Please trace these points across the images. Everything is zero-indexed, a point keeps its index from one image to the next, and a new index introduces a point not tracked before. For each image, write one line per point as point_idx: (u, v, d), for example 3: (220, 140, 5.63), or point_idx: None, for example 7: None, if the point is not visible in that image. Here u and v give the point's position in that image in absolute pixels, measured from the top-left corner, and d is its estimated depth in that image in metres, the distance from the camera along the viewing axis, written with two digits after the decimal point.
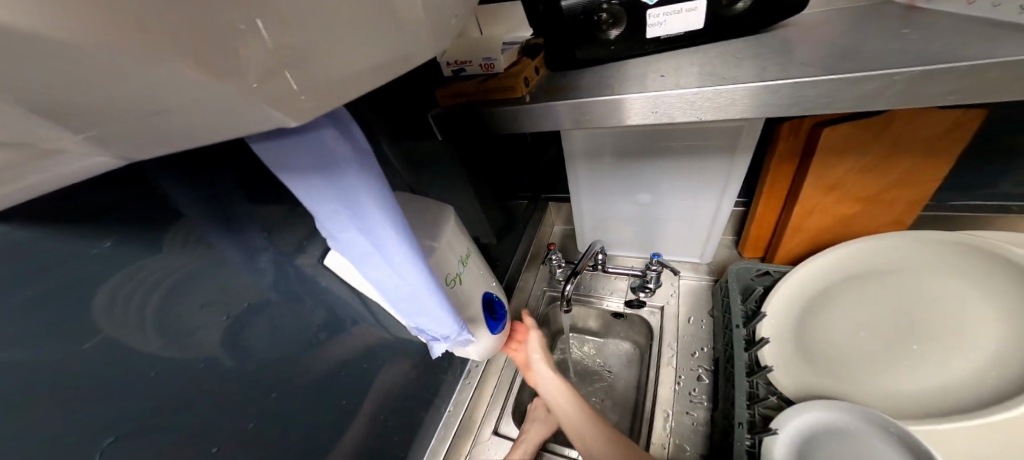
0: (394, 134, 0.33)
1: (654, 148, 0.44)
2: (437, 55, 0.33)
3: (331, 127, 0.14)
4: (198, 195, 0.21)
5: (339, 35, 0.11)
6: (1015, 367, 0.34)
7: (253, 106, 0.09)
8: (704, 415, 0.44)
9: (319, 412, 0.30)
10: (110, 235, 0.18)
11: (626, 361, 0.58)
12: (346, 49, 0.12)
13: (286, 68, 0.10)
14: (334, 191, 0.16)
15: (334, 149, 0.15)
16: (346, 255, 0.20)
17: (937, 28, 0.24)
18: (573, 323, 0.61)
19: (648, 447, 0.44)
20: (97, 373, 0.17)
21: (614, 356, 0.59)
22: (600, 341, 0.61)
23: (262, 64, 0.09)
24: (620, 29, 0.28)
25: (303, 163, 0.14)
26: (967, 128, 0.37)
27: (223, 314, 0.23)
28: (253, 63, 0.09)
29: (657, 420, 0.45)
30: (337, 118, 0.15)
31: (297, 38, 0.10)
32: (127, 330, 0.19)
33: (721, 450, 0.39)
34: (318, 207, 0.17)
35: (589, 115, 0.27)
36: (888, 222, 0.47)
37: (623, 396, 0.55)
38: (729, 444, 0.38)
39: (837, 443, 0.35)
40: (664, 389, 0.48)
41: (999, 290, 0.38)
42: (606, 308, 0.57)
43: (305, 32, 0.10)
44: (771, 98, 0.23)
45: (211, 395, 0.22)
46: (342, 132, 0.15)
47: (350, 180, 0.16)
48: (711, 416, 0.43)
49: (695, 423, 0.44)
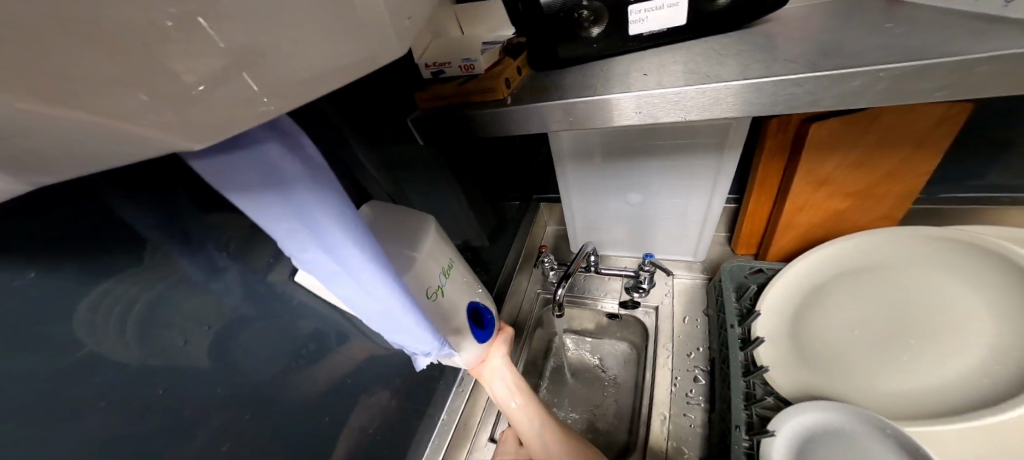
0: (375, 139, 0.33)
1: (644, 146, 0.43)
2: (415, 57, 0.33)
3: (276, 141, 0.14)
4: (175, 207, 0.20)
5: (302, 37, 0.11)
6: (1012, 366, 0.33)
7: (214, 108, 0.09)
8: (701, 417, 0.44)
9: (305, 429, 0.30)
10: (89, 250, 0.17)
11: (621, 362, 0.57)
12: (309, 50, 0.11)
13: (245, 70, 0.10)
14: (287, 208, 0.16)
15: (281, 164, 0.14)
16: (315, 274, 0.20)
17: (921, 21, 0.23)
18: (568, 325, 0.60)
19: (646, 451, 0.43)
20: (79, 388, 0.17)
21: (610, 357, 0.59)
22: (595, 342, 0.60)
23: (219, 68, 0.09)
24: (602, 26, 0.27)
25: (248, 181, 0.14)
26: (955, 122, 0.36)
27: (206, 325, 0.22)
28: (208, 66, 0.09)
29: (655, 423, 0.45)
30: (285, 134, 0.15)
31: (255, 38, 0.10)
32: (108, 344, 0.18)
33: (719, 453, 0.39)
34: (273, 226, 0.16)
35: (575, 116, 0.27)
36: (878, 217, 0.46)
37: (620, 398, 0.54)
38: (727, 447, 0.37)
39: (834, 444, 0.35)
40: (661, 390, 0.47)
41: (993, 287, 0.37)
42: (601, 310, 0.57)
43: (263, 31, 0.10)
44: (756, 97, 0.23)
45: (196, 407, 0.22)
46: (290, 148, 0.15)
47: (302, 197, 0.16)
48: (709, 418, 0.43)
49: (693, 425, 0.43)
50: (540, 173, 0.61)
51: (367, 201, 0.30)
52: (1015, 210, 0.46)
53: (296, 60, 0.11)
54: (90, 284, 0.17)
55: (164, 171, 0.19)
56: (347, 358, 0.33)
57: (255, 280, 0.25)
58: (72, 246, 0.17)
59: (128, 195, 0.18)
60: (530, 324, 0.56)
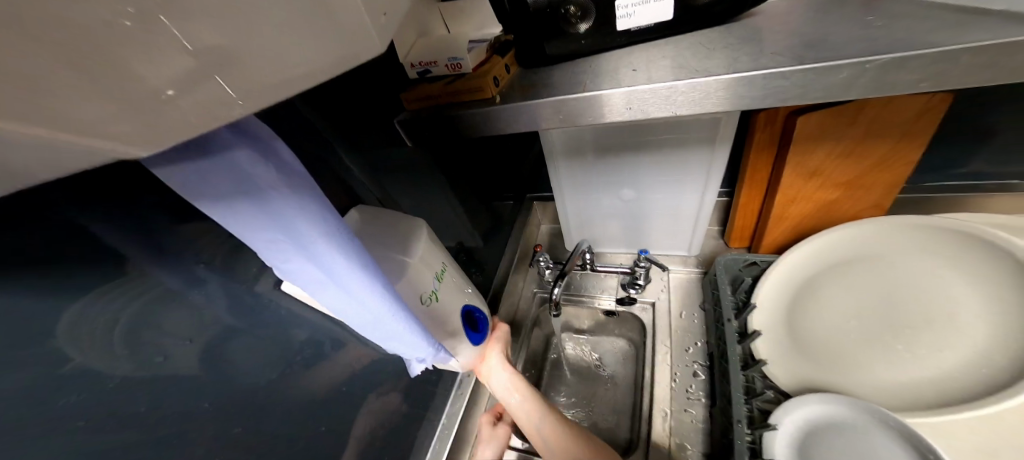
0: (362, 142, 0.32)
1: (636, 142, 0.43)
2: (400, 57, 0.33)
3: (246, 148, 0.14)
4: (152, 218, 0.20)
5: (284, 34, 0.10)
6: (1004, 354, 0.34)
7: (180, 114, 0.09)
8: (702, 412, 0.44)
9: (301, 441, 0.29)
10: (58, 267, 0.17)
11: (620, 359, 0.57)
12: (288, 48, 0.11)
13: (217, 74, 0.09)
14: (264, 217, 0.15)
15: (253, 172, 0.14)
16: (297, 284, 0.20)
17: (903, 12, 0.23)
18: (566, 324, 0.60)
19: (648, 448, 0.43)
20: (55, 411, 0.17)
21: (610, 354, 0.59)
22: (594, 340, 0.60)
23: (184, 73, 0.09)
24: (589, 22, 0.27)
25: (220, 190, 0.14)
26: (939, 110, 0.36)
27: (191, 339, 0.22)
28: (170, 74, 0.08)
29: (656, 420, 0.45)
30: (254, 139, 0.14)
31: (228, 40, 0.09)
32: (85, 364, 0.17)
33: (722, 448, 0.39)
34: (253, 236, 0.16)
35: (564, 114, 0.26)
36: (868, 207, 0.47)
37: (620, 395, 0.54)
38: (730, 442, 0.37)
39: (836, 437, 0.35)
40: (660, 387, 0.47)
41: (982, 273, 0.37)
42: (599, 307, 0.57)
43: (236, 31, 0.09)
44: (746, 90, 0.22)
45: (183, 425, 0.21)
46: (261, 155, 0.14)
47: (278, 204, 0.15)
48: (710, 413, 0.43)
49: (695, 421, 0.43)
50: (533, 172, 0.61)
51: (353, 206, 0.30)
52: (999, 196, 0.47)
53: (275, 59, 0.10)
54: (61, 302, 0.17)
55: (138, 182, 0.19)
56: (343, 366, 0.32)
57: (240, 291, 0.24)
58: (40, 263, 0.16)
59: (100, 208, 0.17)
60: (527, 324, 0.56)
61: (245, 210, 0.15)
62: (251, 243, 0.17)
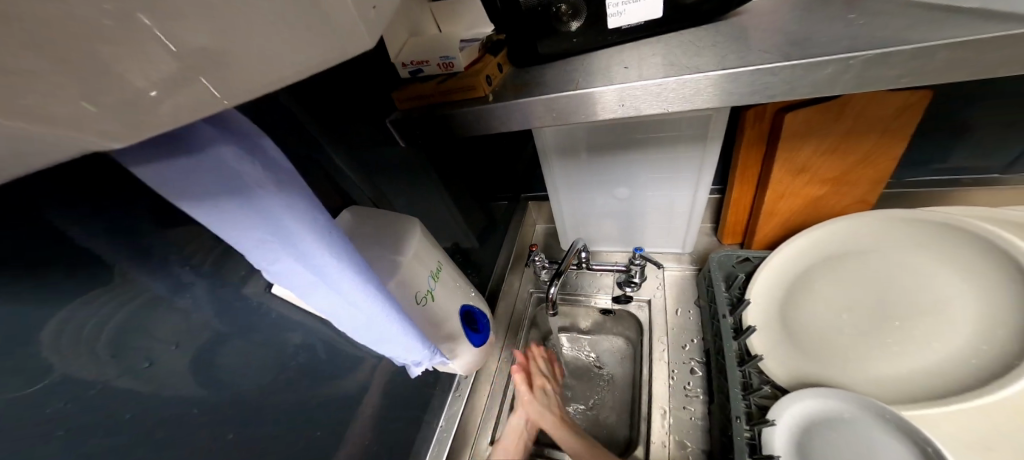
0: (355, 143, 0.32)
1: (629, 141, 0.43)
2: (392, 57, 0.33)
3: (230, 143, 0.14)
4: (141, 221, 0.19)
5: (271, 33, 0.10)
6: (991, 347, 0.34)
7: (159, 114, 0.09)
8: (701, 409, 0.44)
9: (295, 445, 0.28)
10: (42, 273, 0.16)
11: (618, 357, 0.58)
12: (277, 51, 0.11)
13: (200, 75, 0.09)
14: (251, 216, 0.15)
15: (239, 168, 0.14)
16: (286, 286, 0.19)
17: (885, 10, 0.23)
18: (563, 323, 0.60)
19: (649, 447, 0.43)
20: (38, 421, 0.16)
21: (608, 352, 0.59)
22: (592, 339, 0.60)
23: (166, 74, 0.08)
24: (580, 20, 0.27)
25: (205, 187, 0.13)
26: (920, 106, 0.37)
27: (180, 344, 0.21)
28: (152, 74, 0.08)
29: (656, 418, 0.45)
30: (237, 132, 0.14)
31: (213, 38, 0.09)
32: (73, 369, 0.17)
33: (721, 445, 0.39)
34: (241, 238, 0.16)
35: (556, 112, 0.26)
36: (856, 202, 0.47)
37: (619, 393, 0.54)
38: (729, 439, 0.38)
39: (834, 431, 0.35)
40: (658, 385, 0.47)
41: (971, 267, 0.38)
42: (595, 306, 0.57)
43: (221, 31, 0.09)
44: (734, 87, 0.23)
45: (174, 430, 0.21)
46: (244, 149, 0.14)
47: (266, 202, 0.15)
48: (708, 409, 0.43)
49: (693, 418, 0.44)
50: (526, 172, 0.61)
51: (348, 206, 0.30)
52: (983, 191, 0.48)
53: (262, 59, 0.10)
54: (44, 308, 0.16)
55: (124, 184, 0.18)
56: (337, 369, 0.32)
57: (228, 294, 0.24)
58: (21, 268, 0.16)
59: (83, 213, 0.17)
60: (524, 325, 0.56)
61: (229, 208, 0.15)
62: (237, 246, 0.16)
